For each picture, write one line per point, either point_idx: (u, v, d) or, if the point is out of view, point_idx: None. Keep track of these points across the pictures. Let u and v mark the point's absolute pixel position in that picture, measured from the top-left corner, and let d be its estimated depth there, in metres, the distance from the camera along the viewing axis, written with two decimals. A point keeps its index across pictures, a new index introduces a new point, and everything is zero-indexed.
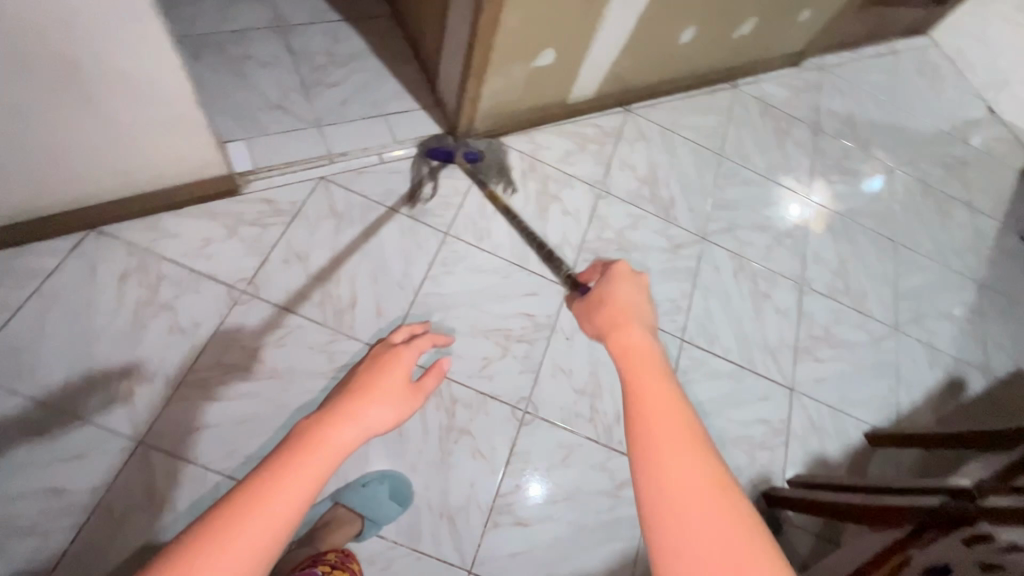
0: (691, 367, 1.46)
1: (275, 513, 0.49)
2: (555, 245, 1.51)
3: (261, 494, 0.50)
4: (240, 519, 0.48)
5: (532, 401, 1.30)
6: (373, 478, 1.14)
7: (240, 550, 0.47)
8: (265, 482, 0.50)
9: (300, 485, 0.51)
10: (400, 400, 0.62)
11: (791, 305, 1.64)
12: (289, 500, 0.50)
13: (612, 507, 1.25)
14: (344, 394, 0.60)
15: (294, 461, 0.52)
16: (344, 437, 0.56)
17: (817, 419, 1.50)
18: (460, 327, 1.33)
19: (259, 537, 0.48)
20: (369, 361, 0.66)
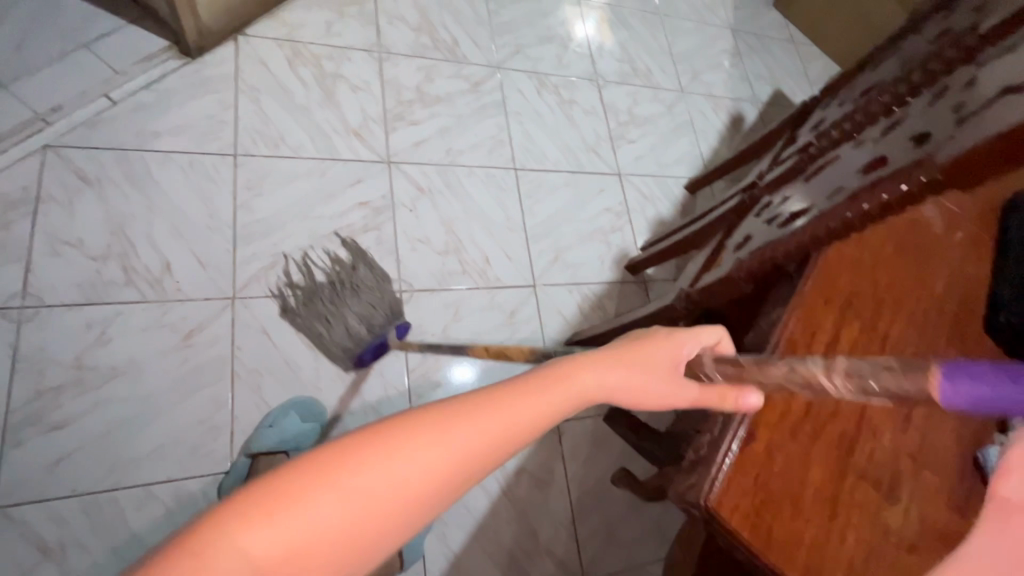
0: (531, 189, 1.54)
1: (443, 459, 0.40)
2: (359, 125, 1.42)
3: (415, 426, 0.41)
4: (383, 448, 0.39)
5: (404, 279, 1.32)
6: (277, 415, 1.09)
7: (397, 474, 0.39)
8: (479, 410, 0.43)
9: (504, 420, 0.44)
10: (655, 372, 0.56)
11: (596, 103, 1.75)
12: (480, 437, 0.42)
13: (512, 333, 1.37)
14: (546, 376, 0.49)
15: (532, 390, 0.47)
16: (543, 401, 0.47)
17: (646, 190, 1.70)
18: (300, 241, 1.25)
19: (498, 433, 0.43)
20: (529, 379, 0.48)
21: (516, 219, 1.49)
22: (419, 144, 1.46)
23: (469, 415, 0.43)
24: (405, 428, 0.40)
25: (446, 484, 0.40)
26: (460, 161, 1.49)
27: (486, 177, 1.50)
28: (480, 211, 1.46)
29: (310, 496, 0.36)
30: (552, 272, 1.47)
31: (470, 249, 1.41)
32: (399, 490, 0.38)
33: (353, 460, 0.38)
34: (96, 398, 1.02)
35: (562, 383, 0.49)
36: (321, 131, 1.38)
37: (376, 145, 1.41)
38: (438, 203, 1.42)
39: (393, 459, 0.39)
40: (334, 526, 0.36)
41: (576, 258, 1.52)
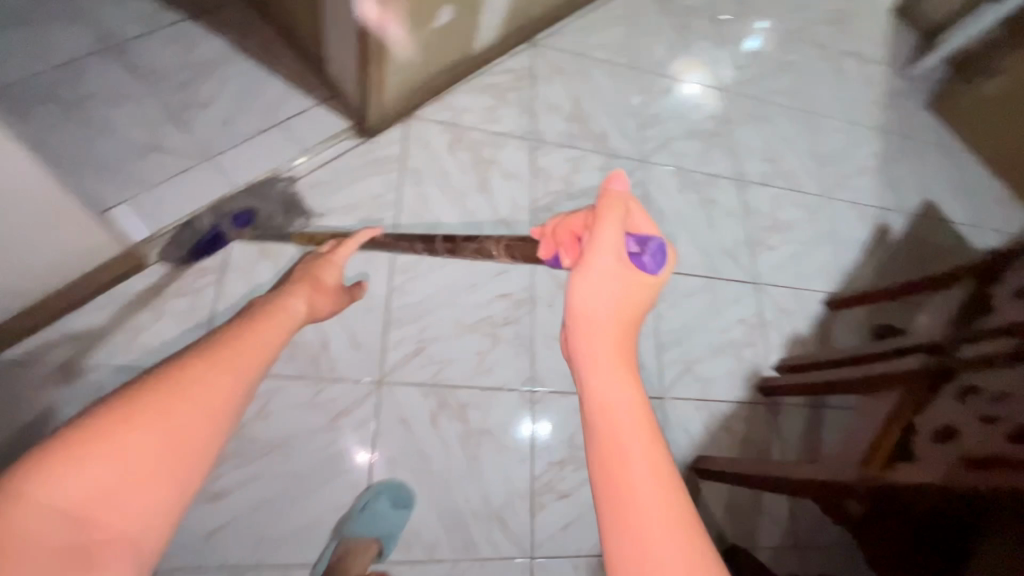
0: (666, 293, 1.50)
1: (206, 399, 0.47)
2: (507, 213, 1.44)
3: (156, 393, 0.45)
4: (166, 389, 0.46)
5: (538, 378, 1.30)
6: (368, 497, 1.09)
7: (203, 405, 0.47)
8: (210, 363, 0.49)
9: (265, 339, 0.55)
10: (331, 295, 0.78)
11: (737, 204, 1.70)
12: (252, 353, 0.53)
13: None
14: (254, 312, 0.60)
15: (251, 329, 0.55)
16: (281, 327, 0.59)
17: (784, 303, 1.61)
18: (443, 329, 1.27)
19: (262, 349, 0.54)
20: (251, 313, 0.59)
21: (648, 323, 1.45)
22: None
23: (215, 357, 0.50)
24: (149, 391, 0.45)
25: (215, 416, 0.47)
26: None
27: None
28: None
29: (102, 448, 0.42)
30: (681, 384, 1.42)
31: None
32: (164, 441, 0.44)
33: (108, 425, 0.43)
34: (252, 472, 1.06)
35: (282, 305, 0.63)
36: (472, 217, 1.41)
37: (522, 235, 1.43)
38: None
39: (188, 395, 0.46)
40: (101, 481, 0.41)
41: (706, 371, 1.45)
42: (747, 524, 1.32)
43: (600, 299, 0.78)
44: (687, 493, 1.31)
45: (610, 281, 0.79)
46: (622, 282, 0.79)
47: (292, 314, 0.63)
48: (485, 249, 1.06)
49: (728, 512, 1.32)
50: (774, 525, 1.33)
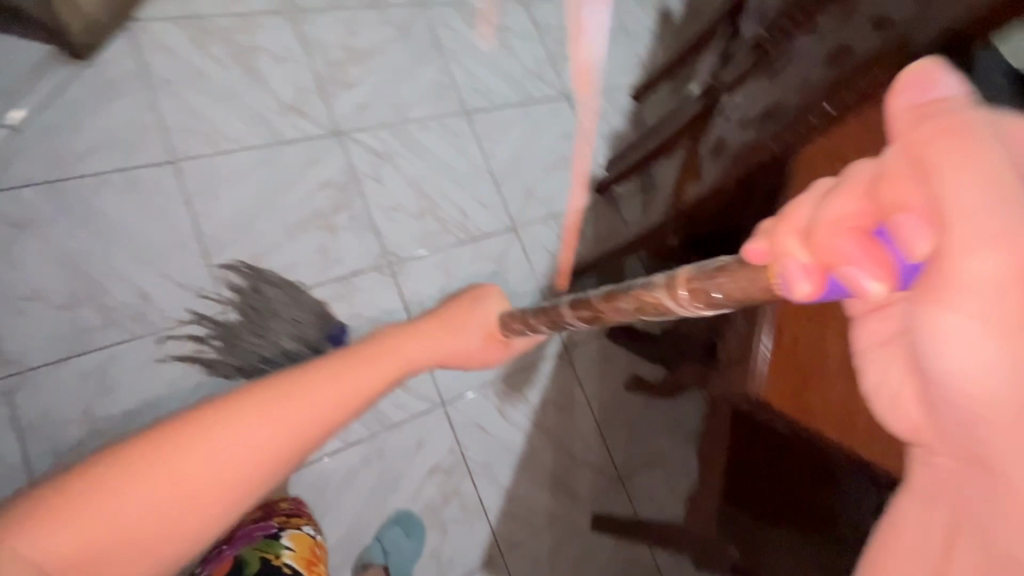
0: (487, 131, 1.51)
1: (290, 424, 0.59)
2: (295, 100, 1.32)
3: (208, 418, 0.56)
4: (219, 418, 0.56)
5: (389, 251, 1.30)
6: None
7: (244, 440, 0.56)
8: (257, 407, 0.58)
9: (323, 397, 0.63)
10: (448, 331, 0.88)
11: (528, 24, 1.68)
12: (305, 407, 0.61)
13: (505, 278, 1.40)
14: (327, 362, 0.68)
15: (308, 380, 0.63)
16: (344, 384, 0.66)
17: (597, 107, 1.69)
18: (272, 237, 1.20)
19: (317, 403, 0.62)
20: (338, 361, 0.69)
21: (479, 165, 1.47)
22: (363, 107, 1.38)
23: (291, 393, 0.61)
24: (199, 423, 0.55)
25: (254, 450, 0.56)
26: (410, 117, 1.43)
27: (440, 128, 1.45)
28: (443, 165, 1.43)
29: (157, 466, 0.52)
30: (527, 209, 1.49)
31: (443, 205, 1.39)
32: (206, 468, 0.54)
33: (163, 441, 0.53)
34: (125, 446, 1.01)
35: (357, 360, 0.71)
36: (257, 115, 1.27)
37: (320, 118, 1.33)
38: (399, 166, 1.38)
39: (227, 431, 0.56)
40: (155, 499, 0.51)
41: (546, 191, 1.53)
42: None
43: (982, 201, 0.26)
44: (561, 298, 1.44)
45: (983, 300, 0.27)
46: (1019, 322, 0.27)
47: (380, 376, 0.72)
48: (638, 295, 0.59)
49: (600, 300, 1.48)
50: (639, 296, 1.52)
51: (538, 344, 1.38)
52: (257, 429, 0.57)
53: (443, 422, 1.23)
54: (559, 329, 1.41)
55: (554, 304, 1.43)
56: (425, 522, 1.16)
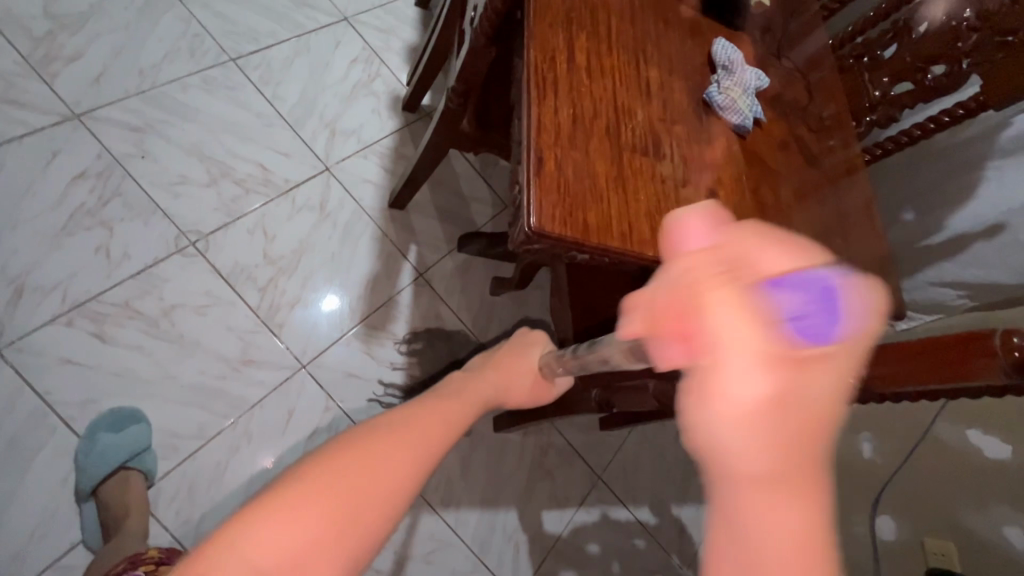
0: (262, 73, 1.36)
1: (381, 475, 0.39)
2: (2, 90, 1.10)
3: (385, 428, 0.43)
4: (382, 429, 0.42)
5: (187, 229, 1.16)
6: (85, 448, 0.96)
7: (406, 452, 0.41)
8: (411, 415, 0.46)
9: (458, 418, 0.50)
10: (525, 376, 0.75)
11: None
12: (447, 426, 0.47)
13: (333, 222, 1.31)
14: (451, 392, 0.56)
15: (444, 403, 0.51)
16: (467, 406, 0.54)
17: (382, 22, 1.59)
18: (30, 252, 1.03)
19: (456, 422, 0.49)
20: (450, 391, 0.57)
21: (266, 113, 1.33)
22: (99, 79, 1.19)
23: (444, 417, 0.48)
24: (370, 433, 0.42)
25: (415, 464, 0.41)
26: (164, 77, 1.25)
27: (205, 82, 1.29)
28: (221, 121, 1.28)
29: (299, 503, 0.35)
30: (336, 147, 1.39)
31: (237, 165, 1.26)
32: (367, 486, 0.38)
33: (326, 464, 0.38)
34: None
35: (470, 387, 0.60)
36: None
37: (45, 103, 1.13)
38: (169, 135, 1.21)
39: (395, 442, 0.42)
40: (292, 547, 0.34)
41: (352, 121, 1.43)
42: (460, 216, 1.47)
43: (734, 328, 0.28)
44: (401, 226, 1.39)
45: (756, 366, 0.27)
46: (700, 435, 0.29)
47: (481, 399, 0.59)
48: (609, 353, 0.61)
49: (441, 217, 1.44)
50: (480, 203, 1.50)
51: (389, 277, 1.33)
52: (416, 439, 0.43)
53: (309, 383, 1.17)
54: (407, 257, 1.37)
55: (395, 234, 1.37)
56: None
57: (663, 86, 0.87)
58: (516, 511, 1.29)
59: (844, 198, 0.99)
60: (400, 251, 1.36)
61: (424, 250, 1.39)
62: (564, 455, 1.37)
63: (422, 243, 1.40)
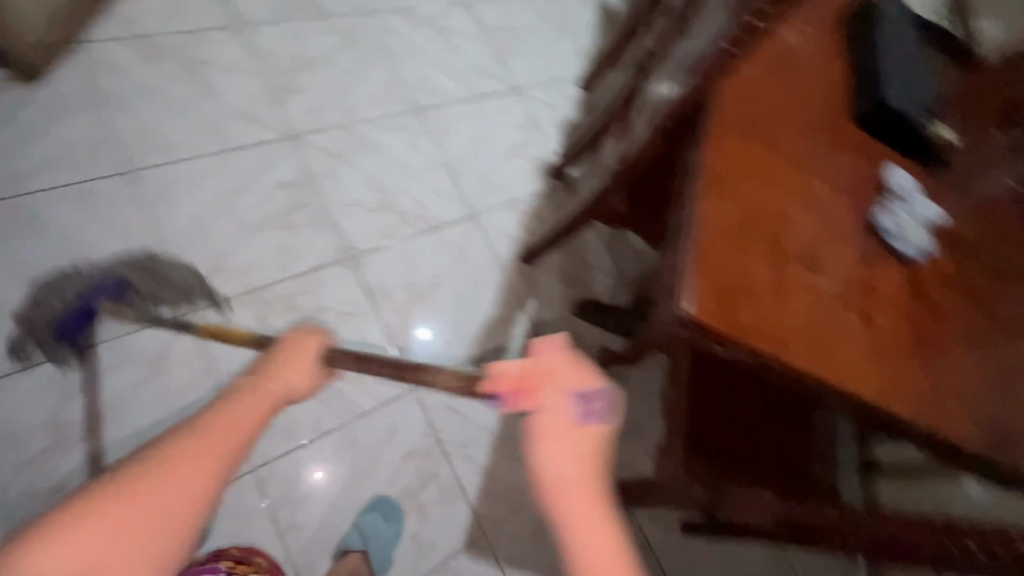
0: (439, 125, 1.56)
1: (166, 502, 0.48)
2: (246, 107, 1.36)
3: (177, 451, 0.50)
4: (177, 454, 0.50)
5: (349, 244, 1.32)
6: None
7: (179, 480, 0.49)
8: (198, 445, 0.51)
9: (249, 423, 0.56)
10: (297, 373, 0.67)
11: (473, 24, 1.75)
12: (227, 430, 0.54)
13: (467, 263, 1.43)
14: (227, 398, 0.57)
15: (236, 407, 0.57)
16: (246, 410, 0.57)
17: (547, 97, 1.75)
18: (231, 238, 1.23)
19: (240, 430, 0.55)
20: (230, 392, 0.60)
21: (434, 159, 1.51)
22: (316, 111, 1.43)
23: (226, 426, 0.54)
24: (153, 461, 0.49)
25: (184, 500, 0.48)
26: (363, 116, 1.47)
27: (393, 125, 1.49)
28: (397, 159, 1.46)
29: (85, 532, 0.45)
30: (485, 198, 1.52)
31: (401, 198, 1.42)
32: (146, 523, 0.47)
33: (119, 502, 0.47)
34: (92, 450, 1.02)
35: (256, 390, 0.61)
36: (211, 125, 1.31)
37: (273, 123, 1.37)
38: (355, 163, 1.41)
39: (167, 475, 0.49)
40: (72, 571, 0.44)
41: (503, 178, 1.57)
42: (581, 282, 1.52)
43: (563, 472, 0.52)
44: (525, 280, 1.47)
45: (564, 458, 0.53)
46: (565, 462, 0.53)
47: (269, 396, 0.61)
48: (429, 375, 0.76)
49: (563, 279, 1.51)
50: (602, 273, 1.55)
51: (505, 326, 1.40)
52: (192, 468, 0.50)
53: (415, 407, 1.25)
54: (525, 309, 1.44)
55: (518, 286, 1.46)
56: (402, 506, 1.16)
57: (832, 205, 0.88)
58: None
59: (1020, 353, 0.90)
60: (520, 302, 1.44)
61: (541, 306, 1.45)
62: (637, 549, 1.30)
63: (540, 299, 1.46)
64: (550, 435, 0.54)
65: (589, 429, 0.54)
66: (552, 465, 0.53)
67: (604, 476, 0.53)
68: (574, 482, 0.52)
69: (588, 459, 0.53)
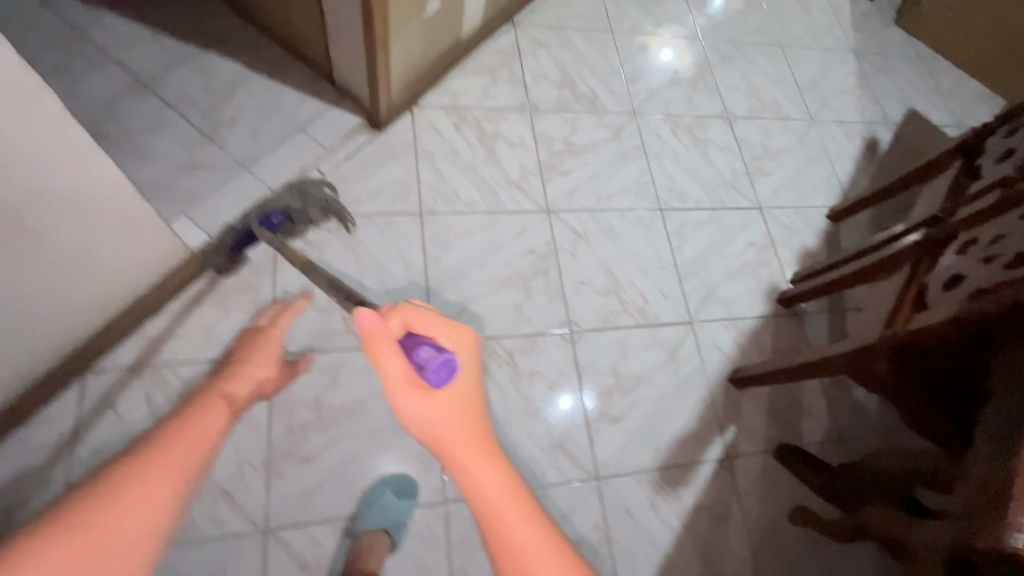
0: (677, 227, 1.60)
1: (121, 534, 0.50)
2: (519, 178, 1.55)
3: (142, 465, 0.54)
4: (147, 466, 0.54)
5: (573, 320, 1.41)
6: (373, 494, 1.14)
7: (149, 498, 0.52)
8: (151, 459, 0.55)
9: (202, 436, 0.59)
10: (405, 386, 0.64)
11: (729, 139, 1.80)
12: (194, 446, 0.58)
13: (675, 368, 1.41)
14: (186, 405, 0.64)
15: (190, 420, 0.61)
16: (215, 418, 0.62)
17: (789, 222, 1.70)
18: (480, 287, 1.39)
19: (201, 443, 0.59)
20: (190, 403, 0.65)
21: (666, 258, 1.55)
22: (573, 192, 1.57)
23: (168, 447, 0.56)
24: (125, 475, 0.52)
25: (168, 496, 0.53)
26: (611, 205, 1.58)
27: (635, 219, 1.58)
28: (632, 251, 1.53)
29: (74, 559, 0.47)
30: (706, 308, 1.51)
31: (628, 288, 1.48)
32: (125, 531, 0.50)
33: (94, 516, 0.49)
34: (334, 437, 1.19)
35: (230, 385, 0.73)
36: (488, 187, 1.52)
37: (536, 196, 1.54)
38: (594, 246, 1.51)
39: (143, 487, 0.52)
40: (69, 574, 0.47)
41: (728, 293, 1.54)
42: (789, 423, 1.41)
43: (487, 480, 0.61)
44: (730, 402, 1.40)
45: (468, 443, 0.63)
46: (438, 416, 0.63)
47: (233, 398, 0.70)
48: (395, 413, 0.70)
49: (771, 414, 1.41)
50: (816, 421, 1.42)
51: (699, 444, 1.34)
52: (166, 478, 0.54)
53: (594, 496, 1.25)
54: (724, 433, 1.37)
55: (721, 407, 1.39)
56: None
57: None
58: None
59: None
60: (720, 425, 1.37)
61: (741, 436, 1.37)
62: None
63: (742, 428, 1.38)
64: (417, 384, 0.65)
65: (443, 388, 0.64)
66: (420, 425, 0.63)
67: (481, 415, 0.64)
68: (458, 451, 0.62)
69: (463, 422, 0.63)
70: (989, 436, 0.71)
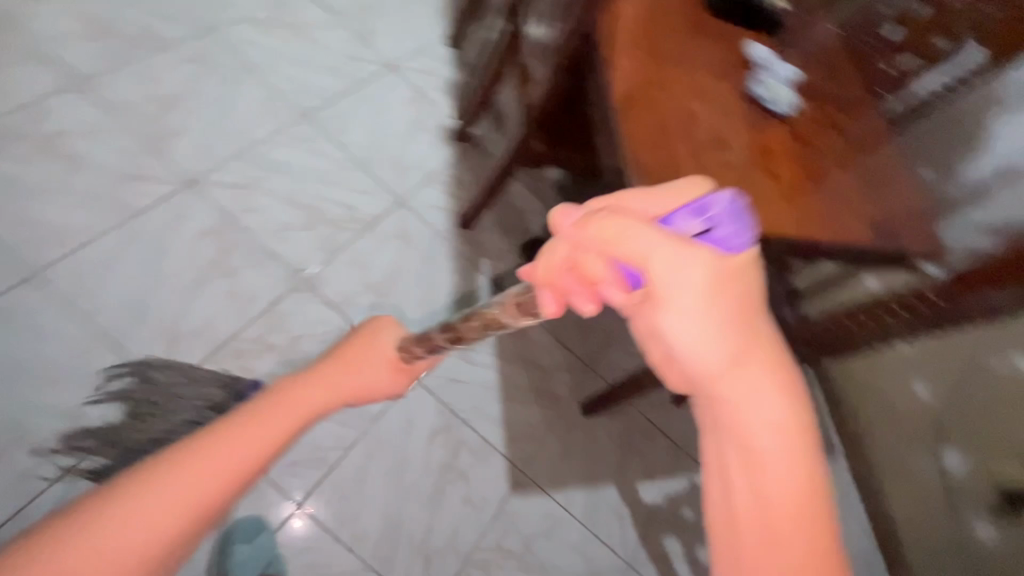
0: (332, 124, 1.52)
1: (122, 549, 0.45)
2: (129, 167, 1.27)
3: (167, 470, 0.49)
4: (182, 463, 0.49)
5: (295, 268, 1.31)
6: (224, 560, 1.07)
7: (160, 504, 0.47)
8: (184, 458, 0.50)
9: (249, 445, 0.53)
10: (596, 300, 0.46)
11: (322, 13, 1.69)
12: (224, 467, 0.50)
13: (412, 247, 1.46)
14: (248, 410, 0.56)
15: (236, 427, 0.54)
16: (267, 432, 0.55)
17: (424, 65, 1.74)
18: (173, 303, 1.19)
19: (239, 457, 0.52)
20: (249, 409, 0.57)
21: (341, 159, 1.49)
22: (202, 147, 1.35)
23: (192, 458, 0.50)
24: (143, 478, 0.48)
25: (188, 503, 0.48)
26: (253, 138, 1.41)
27: (286, 139, 1.45)
28: (305, 171, 1.43)
29: (75, 549, 0.44)
30: (403, 181, 1.54)
31: (327, 207, 1.41)
32: (147, 531, 0.46)
33: (110, 507, 0.46)
34: None
35: (306, 389, 0.61)
36: (97, 199, 1.22)
37: (163, 173, 1.29)
38: (265, 188, 1.36)
39: (159, 485, 0.47)
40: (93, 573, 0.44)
41: (413, 157, 1.58)
42: (521, 227, 1.60)
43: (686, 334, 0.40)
44: (470, 244, 1.53)
45: (689, 304, 0.39)
46: (718, 291, 0.39)
47: (301, 407, 0.60)
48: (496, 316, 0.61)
49: (504, 231, 1.58)
50: (537, 213, 1.63)
51: (469, 291, 1.47)
52: (182, 483, 0.48)
53: (419, 391, 1.29)
54: (482, 270, 1.51)
55: (466, 252, 1.51)
56: (443, 479, 1.25)
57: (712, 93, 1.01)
58: (615, 487, 1.38)
59: (891, 162, 1.10)
60: (475, 265, 1.50)
61: (494, 263, 1.52)
62: (647, 433, 1.46)
63: (491, 256, 1.53)
64: (688, 245, 0.39)
65: (734, 254, 0.40)
66: (689, 317, 0.39)
67: (765, 314, 0.42)
68: (738, 343, 0.40)
69: (748, 307, 0.40)
70: (604, 155, 0.91)
